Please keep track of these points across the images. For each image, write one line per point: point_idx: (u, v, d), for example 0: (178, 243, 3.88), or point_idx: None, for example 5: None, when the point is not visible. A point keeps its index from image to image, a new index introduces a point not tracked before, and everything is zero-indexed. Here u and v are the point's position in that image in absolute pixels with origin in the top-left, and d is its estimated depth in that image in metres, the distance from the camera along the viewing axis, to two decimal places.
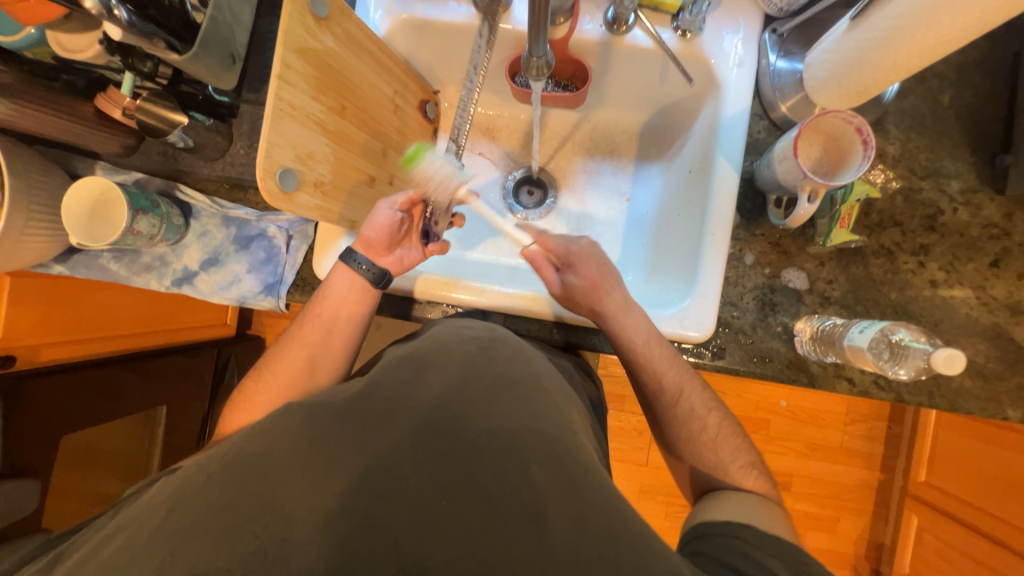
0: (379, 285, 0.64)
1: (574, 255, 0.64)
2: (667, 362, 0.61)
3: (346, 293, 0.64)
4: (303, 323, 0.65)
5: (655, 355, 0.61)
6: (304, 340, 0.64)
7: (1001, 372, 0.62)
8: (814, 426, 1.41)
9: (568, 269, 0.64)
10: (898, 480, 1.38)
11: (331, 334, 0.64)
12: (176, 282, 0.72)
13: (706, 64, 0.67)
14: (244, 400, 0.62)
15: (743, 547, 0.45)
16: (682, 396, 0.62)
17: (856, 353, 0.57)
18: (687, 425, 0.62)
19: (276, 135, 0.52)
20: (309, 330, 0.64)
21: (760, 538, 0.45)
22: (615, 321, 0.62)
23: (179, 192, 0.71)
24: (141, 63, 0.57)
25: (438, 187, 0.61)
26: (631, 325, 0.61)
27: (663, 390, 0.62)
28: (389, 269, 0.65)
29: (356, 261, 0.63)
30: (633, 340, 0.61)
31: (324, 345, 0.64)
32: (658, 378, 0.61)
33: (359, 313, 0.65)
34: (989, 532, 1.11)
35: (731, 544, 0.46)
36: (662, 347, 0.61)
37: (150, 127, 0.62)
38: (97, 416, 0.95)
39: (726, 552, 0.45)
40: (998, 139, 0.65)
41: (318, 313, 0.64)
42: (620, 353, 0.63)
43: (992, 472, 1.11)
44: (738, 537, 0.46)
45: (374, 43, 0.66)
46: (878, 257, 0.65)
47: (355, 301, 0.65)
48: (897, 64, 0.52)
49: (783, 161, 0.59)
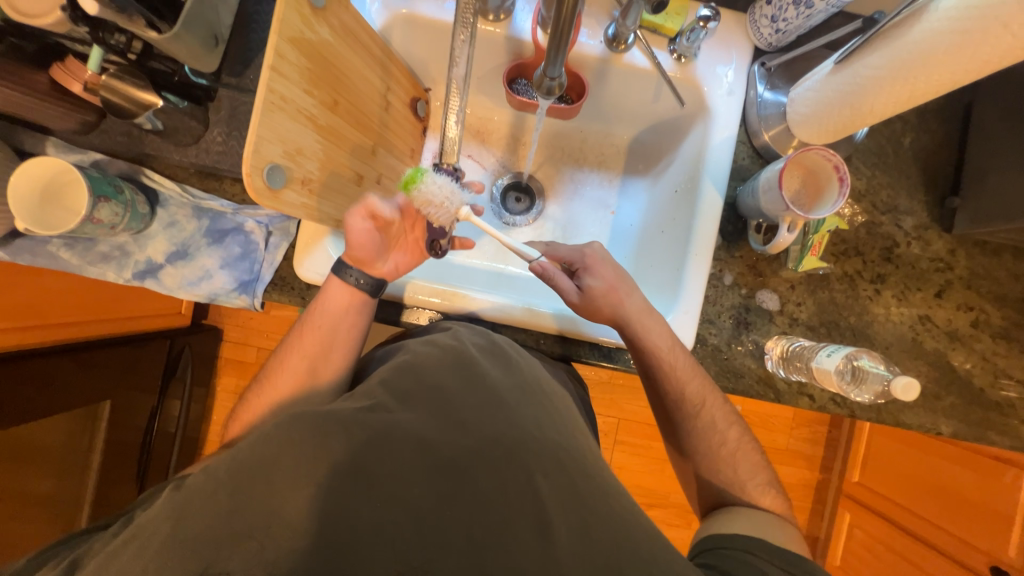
0: (373, 294, 0.63)
1: (590, 258, 0.66)
2: (690, 374, 0.63)
3: (340, 303, 0.62)
4: (303, 333, 0.62)
5: (677, 366, 0.63)
6: (303, 348, 0.62)
7: (937, 392, 0.69)
8: (765, 431, 1.50)
9: (582, 275, 0.66)
10: (834, 480, 1.50)
11: (332, 344, 0.62)
12: (137, 274, 0.66)
13: (698, 89, 0.70)
14: (245, 409, 0.61)
15: (747, 559, 0.48)
16: (703, 405, 0.63)
17: (823, 374, 0.62)
18: (707, 438, 0.64)
19: (266, 129, 0.49)
20: (311, 340, 0.62)
21: (754, 549, 0.49)
22: (642, 324, 0.63)
23: (144, 176, 0.66)
24: (112, 36, 0.52)
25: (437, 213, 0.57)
26: (654, 331, 0.63)
27: (685, 399, 0.64)
28: (384, 275, 0.64)
29: (347, 273, 0.61)
30: (658, 346, 0.62)
31: (323, 355, 0.62)
32: (680, 389, 0.63)
33: (359, 321, 0.63)
34: (913, 530, 1.23)
35: (740, 556, 0.49)
36: (685, 358, 0.63)
37: (115, 105, 0.56)
38: (36, 413, 0.87)
39: (732, 563, 0.48)
40: (948, 182, 0.71)
41: (318, 323, 0.62)
42: (642, 360, 0.64)
43: (922, 477, 1.23)
44: (735, 553, 0.50)
45: (370, 37, 0.63)
46: (841, 283, 0.70)
47: (350, 311, 0.63)
48: (874, 108, 0.56)
49: (768, 192, 0.62)
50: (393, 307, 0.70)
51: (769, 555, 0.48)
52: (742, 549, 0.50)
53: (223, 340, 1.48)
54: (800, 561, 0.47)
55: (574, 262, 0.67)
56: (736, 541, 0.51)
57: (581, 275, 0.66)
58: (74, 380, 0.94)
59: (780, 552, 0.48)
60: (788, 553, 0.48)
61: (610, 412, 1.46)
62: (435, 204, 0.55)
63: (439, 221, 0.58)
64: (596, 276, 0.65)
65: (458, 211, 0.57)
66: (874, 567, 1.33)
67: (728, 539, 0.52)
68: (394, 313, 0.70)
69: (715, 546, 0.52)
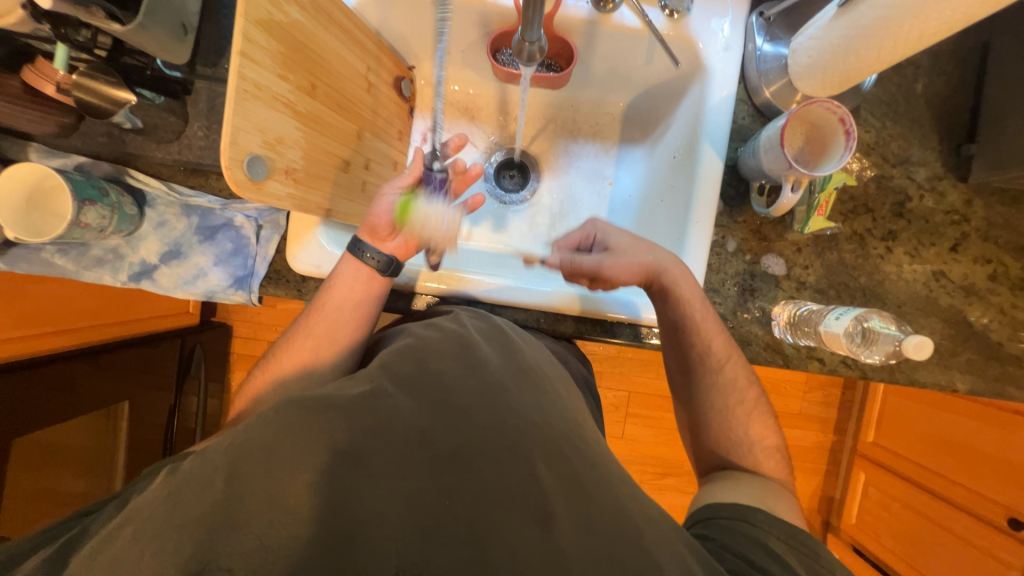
0: (387, 273, 0.62)
1: (601, 226, 0.67)
2: (716, 329, 0.62)
3: (354, 285, 0.61)
4: (309, 317, 0.62)
5: (705, 320, 0.62)
6: (310, 332, 0.61)
7: (953, 349, 0.67)
8: (777, 396, 1.50)
9: (603, 241, 0.66)
10: (848, 441, 1.50)
11: (339, 325, 0.61)
12: (132, 276, 0.66)
13: (693, 46, 0.66)
14: (249, 388, 0.61)
15: (747, 530, 0.48)
16: (728, 359, 0.62)
17: (832, 338, 0.60)
18: (723, 396, 0.62)
19: (241, 119, 0.48)
20: (318, 321, 0.61)
21: (757, 521, 0.48)
22: (673, 273, 0.62)
23: (129, 177, 0.65)
24: (76, 32, 0.50)
25: (432, 235, 0.64)
26: (685, 280, 0.62)
27: (710, 355, 0.62)
28: (396, 254, 0.63)
29: (365, 252, 0.60)
30: (690, 296, 0.61)
31: (330, 339, 0.61)
32: (707, 342, 0.62)
33: (369, 306, 0.62)
34: (935, 488, 1.23)
35: (738, 527, 0.48)
36: (711, 313, 0.62)
37: (91, 105, 0.55)
38: (53, 416, 0.90)
39: (731, 538, 0.47)
40: (963, 129, 0.67)
41: (326, 304, 0.61)
42: (671, 311, 0.62)
43: (939, 435, 1.21)
44: (733, 524, 0.49)
45: (345, 15, 0.61)
46: (850, 243, 0.68)
47: (363, 295, 0.62)
48: (883, 53, 0.52)
49: (769, 151, 0.59)
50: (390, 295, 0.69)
51: (771, 527, 0.48)
52: (743, 521, 0.49)
53: (233, 337, 1.50)
54: (802, 536, 0.47)
55: (589, 236, 0.68)
56: (733, 513, 0.50)
57: (601, 242, 0.66)
58: (91, 381, 0.97)
59: (780, 526, 0.48)
60: (791, 527, 0.48)
61: (620, 386, 1.46)
62: (433, 224, 0.62)
63: (436, 241, 0.64)
64: (617, 232, 0.66)
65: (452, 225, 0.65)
66: (890, 524, 1.34)
67: (723, 510, 0.51)
68: (392, 301, 0.70)
69: (713, 517, 0.51)
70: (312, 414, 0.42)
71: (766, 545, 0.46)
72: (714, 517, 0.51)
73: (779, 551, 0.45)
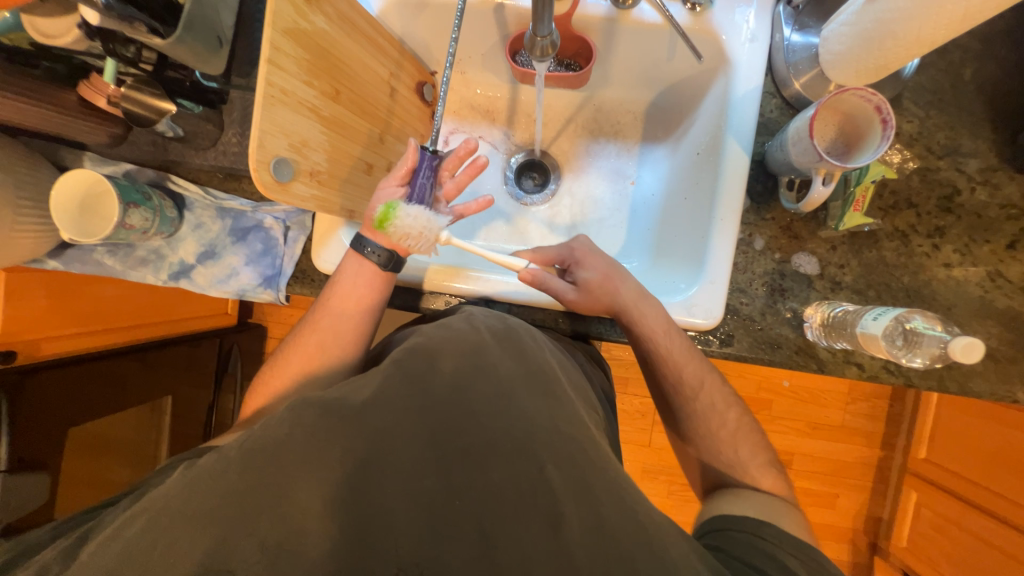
0: (389, 269, 0.62)
1: (579, 253, 0.66)
2: (687, 357, 0.61)
3: (357, 278, 0.62)
4: (317, 313, 0.64)
5: (673, 349, 0.61)
6: (317, 328, 0.63)
7: (1013, 356, 0.61)
8: (814, 405, 1.43)
9: (575, 271, 0.65)
10: (898, 457, 1.40)
11: (345, 320, 0.63)
12: (172, 275, 0.70)
13: (716, 39, 0.65)
14: (263, 386, 0.63)
15: (757, 542, 0.46)
16: (702, 387, 0.61)
17: (869, 340, 0.56)
18: (705, 420, 0.61)
19: (268, 123, 0.50)
20: (324, 318, 0.63)
21: (766, 535, 0.47)
22: (636, 309, 0.62)
23: (171, 182, 0.69)
24: (124, 48, 0.55)
25: (418, 241, 0.57)
26: (649, 314, 0.61)
27: (684, 382, 0.61)
28: (397, 250, 0.62)
29: (366, 248, 0.60)
30: (654, 330, 0.61)
31: (337, 334, 0.63)
32: (677, 372, 0.61)
33: (373, 299, 0.64)
34: (995, 512, 1.12)
35: (747, 539, 0.47)
36: (681, 341, 0.61)
37: (133, 114, 0.59)
38: (105, 408, 0.97)
39: (739, 548, 0.46)
40: (1020, 116, 0.62)
41: (332, 300, 0.63)
42: (638, 344, 0.62)
43: (1001, 452, 1.11)
44: (742, 535, 0.47)
45: (369, 23, 0.63)
46: (891, 240, 0.63)
47: (366, 288, 0.63)
48: (921, 36, 0.49)
49: (797, 144, 0.57)
50: (410, 295, 0.71)
51: (780, 542, 0.46)
52: (750, 533, 0.47)
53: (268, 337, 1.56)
54: (812, 551, 0.45)
55: (566, 260, 0.66)
56: (750, 528, 0.48)
57: (574, 271, 0.65)
58: (144, 378, 1.05)
59: (792, 541, 0.46)
60: (801, 541, 0.46)
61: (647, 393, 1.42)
62: (413, 236, 0.56)
63: (419, 250, 0.58)
64: (589, 268, 0.64)
65: (438, 235, 0.57)
66: (945, 550, 1.23)
67: (733, 522, 0.50)
68: (411, 301, 0.71)
69: (721, 528, 0.50)
70: (329, 403, 0.43)
71: (772, 556, 0.44)
72: (725, 530, 0.49)
73: (787, 564, 0.43)
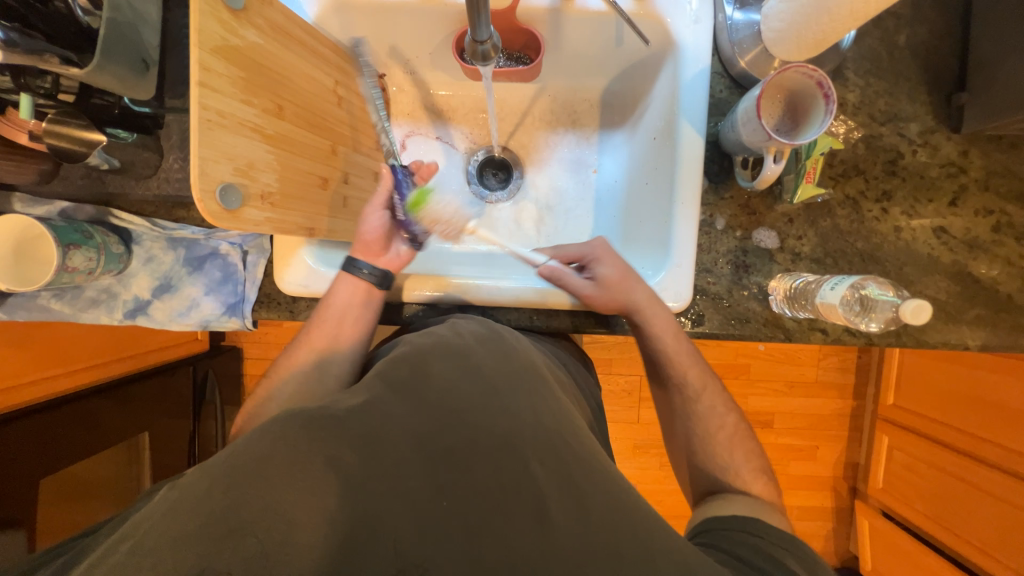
0: (383, 286, 0.64)
1: (599, 251, 0.66)
2: (690, 359, 0.64)
3: (351, 297, 0.62)
4: (309, 332, 0.63)
5: (679, 352, 0.64)
6: (310, 346, 0.62)
7: (961, 307, 0.65)
8: (789, 365, 1.49)
9: (593, 267, 0.65)
10: (869, 405, 1.48)
11: (337, 337, 0.62)
12: (128, 314, 0.67)
13: (661, 23, 0.65)
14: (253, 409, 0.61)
15: (748, 539, 0.48)
16: (703, 388, 0.64)
17: (828, 310, 0.59)
18: (706, 423, 0.63)
19: (208, 149, 0.48)
20: (318, 335, 0.62)
21: (756, 530, 0.49)
22: (647, 311, 0.62)
23: (113, 217, 0.65)
24: (38, 80, 0.52)
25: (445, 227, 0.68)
26: (660, 317, 0.63)
27: (686, 383, 0.64)
28: (390, 269, 0.65)
29: (360, 266, 0.62)
30: (664, 332, 0.63)
31: (330, 352, 0.62)
32: (682, 372, 0.64)
33: (364, 318, 0.63)
34: (961, 447, 1.20)
35: (738, 536, 0.48)
36: (686, 344, 0.64)
37: (63, 151, 0.55)
38: (75, 452, 0.92)
39: (732, 544, 0.48)
40: (953, 77, 0.65)
41: (324, 318, 0.62)
42: (645, 344, 0.64)
43: (962, 391, 1.18)
44: (734, 533, 0.49)
45: (306, 31, 0.60)
46: (843, 208, 0.66)
47: (360, 305, 0.63)
48: (855, 9, 0.49)
49: (747, 124, 0.57)
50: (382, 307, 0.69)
51: (769, 536, 0.48)
52: (742, 530, 0.49)
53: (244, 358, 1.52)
54: (799, 542, 0.47)
55: (584, 257, 0.67)
56: (741, 524, 0.50)
57: (592, 268, 0.65)
58: (116, 416, 1.01)
59: (782, 534, 0.48)
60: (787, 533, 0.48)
61: (631, 372, 1.45)
62: (444, 220, 0.67)
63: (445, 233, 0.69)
64: (607, 265, 0.64)
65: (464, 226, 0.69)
66: (918, 487, 1.32)
67: (732, 520, 0.51)
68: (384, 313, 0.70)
69: (715, 527, 0.52)
70: (305, 419, 0.42)
71: (763, 551, 0.46)
72: (723, 527, 0.51)
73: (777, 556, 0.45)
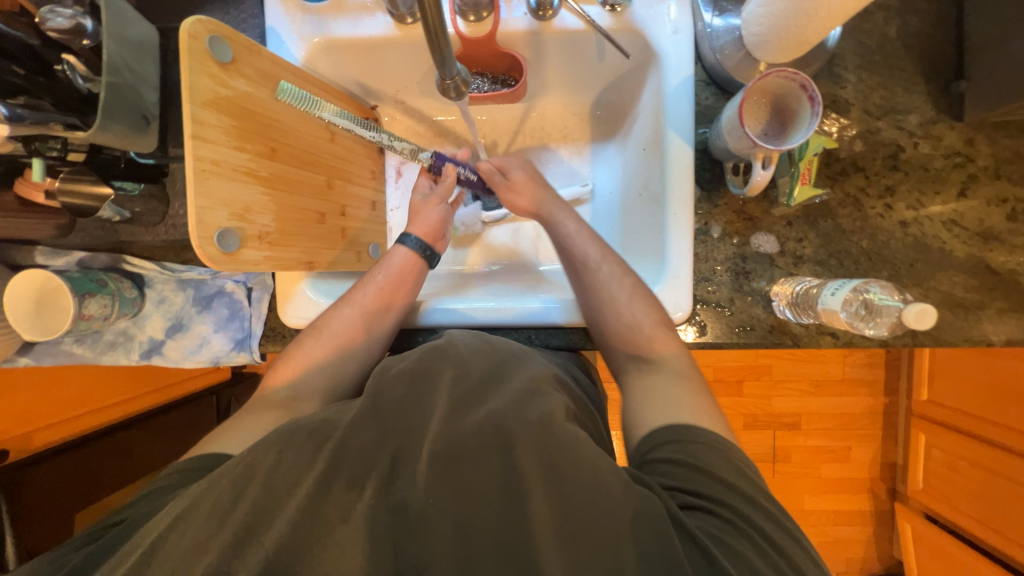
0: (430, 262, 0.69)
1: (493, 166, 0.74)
2: (592, 240, 0.65)
3: (405, 264, 0.66)
4: (356, 289, 0.65)
5: (580, 232, 0.66)
6: (355, 304, 0.63)
7: (981, 301, 0.62)
8: (812, 364, 1.44)
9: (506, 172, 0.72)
10: (902, 402, 1.41)
11: (381, 300, 0.64)
12: (143, 354, 0.70)
13: (641, 36, 0.65)
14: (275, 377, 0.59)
15: (688, 462, 0.44)
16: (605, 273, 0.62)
17: (831, 315, 0.57)
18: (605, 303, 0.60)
19: (204, 198, 0.50)
20: (363, 292, 0.64)
21: (692, 449, 0.45)
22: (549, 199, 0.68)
23: (125, 264, 0.68)
24: (48, 145, 0.57)
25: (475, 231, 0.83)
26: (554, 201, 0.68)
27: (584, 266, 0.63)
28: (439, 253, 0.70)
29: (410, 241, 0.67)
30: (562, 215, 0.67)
31: (375, 313, 0.63)
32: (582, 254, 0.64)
33: (411, 285, 0.66)
34: (1004, 443, 1.13)
35: (682, 465, 0.44)
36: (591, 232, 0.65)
37: (77, 207, 0.58)
38: None
39: (679, 476, 0.44)
40: (951, 66, 0.63)
41: (372, 279, 0.65)
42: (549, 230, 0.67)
43: (1000, 384, 1.11)
44: (674, 456, 0.45)
45: (295, 75, 0.63)
46: (845, 207, 0.64)
47: (412, 275, 0.66)
48: (832, 9, 0.48)
49: (732, 132, 0.57)
50: None
51: (708, 458, 0.45)
52: (681, 453, 0.45)
53: None
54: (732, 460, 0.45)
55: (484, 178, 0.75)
56: (679, 448, 0.46)
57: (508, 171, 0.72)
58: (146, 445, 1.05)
59: (719, 454, 0.46)
60: (721, 450, 0.46)
61: None
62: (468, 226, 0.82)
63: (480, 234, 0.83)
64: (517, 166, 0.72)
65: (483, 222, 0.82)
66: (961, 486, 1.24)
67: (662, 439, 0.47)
68: None
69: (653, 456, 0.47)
70: (301, 449, 0.42)
71: (709, 481, 0.43)
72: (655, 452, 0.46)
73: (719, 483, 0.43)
